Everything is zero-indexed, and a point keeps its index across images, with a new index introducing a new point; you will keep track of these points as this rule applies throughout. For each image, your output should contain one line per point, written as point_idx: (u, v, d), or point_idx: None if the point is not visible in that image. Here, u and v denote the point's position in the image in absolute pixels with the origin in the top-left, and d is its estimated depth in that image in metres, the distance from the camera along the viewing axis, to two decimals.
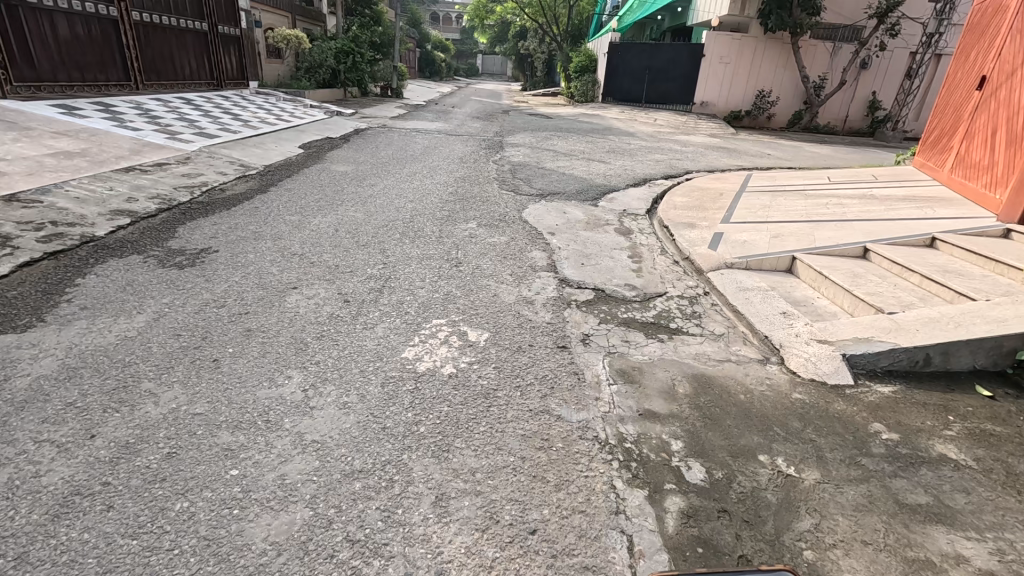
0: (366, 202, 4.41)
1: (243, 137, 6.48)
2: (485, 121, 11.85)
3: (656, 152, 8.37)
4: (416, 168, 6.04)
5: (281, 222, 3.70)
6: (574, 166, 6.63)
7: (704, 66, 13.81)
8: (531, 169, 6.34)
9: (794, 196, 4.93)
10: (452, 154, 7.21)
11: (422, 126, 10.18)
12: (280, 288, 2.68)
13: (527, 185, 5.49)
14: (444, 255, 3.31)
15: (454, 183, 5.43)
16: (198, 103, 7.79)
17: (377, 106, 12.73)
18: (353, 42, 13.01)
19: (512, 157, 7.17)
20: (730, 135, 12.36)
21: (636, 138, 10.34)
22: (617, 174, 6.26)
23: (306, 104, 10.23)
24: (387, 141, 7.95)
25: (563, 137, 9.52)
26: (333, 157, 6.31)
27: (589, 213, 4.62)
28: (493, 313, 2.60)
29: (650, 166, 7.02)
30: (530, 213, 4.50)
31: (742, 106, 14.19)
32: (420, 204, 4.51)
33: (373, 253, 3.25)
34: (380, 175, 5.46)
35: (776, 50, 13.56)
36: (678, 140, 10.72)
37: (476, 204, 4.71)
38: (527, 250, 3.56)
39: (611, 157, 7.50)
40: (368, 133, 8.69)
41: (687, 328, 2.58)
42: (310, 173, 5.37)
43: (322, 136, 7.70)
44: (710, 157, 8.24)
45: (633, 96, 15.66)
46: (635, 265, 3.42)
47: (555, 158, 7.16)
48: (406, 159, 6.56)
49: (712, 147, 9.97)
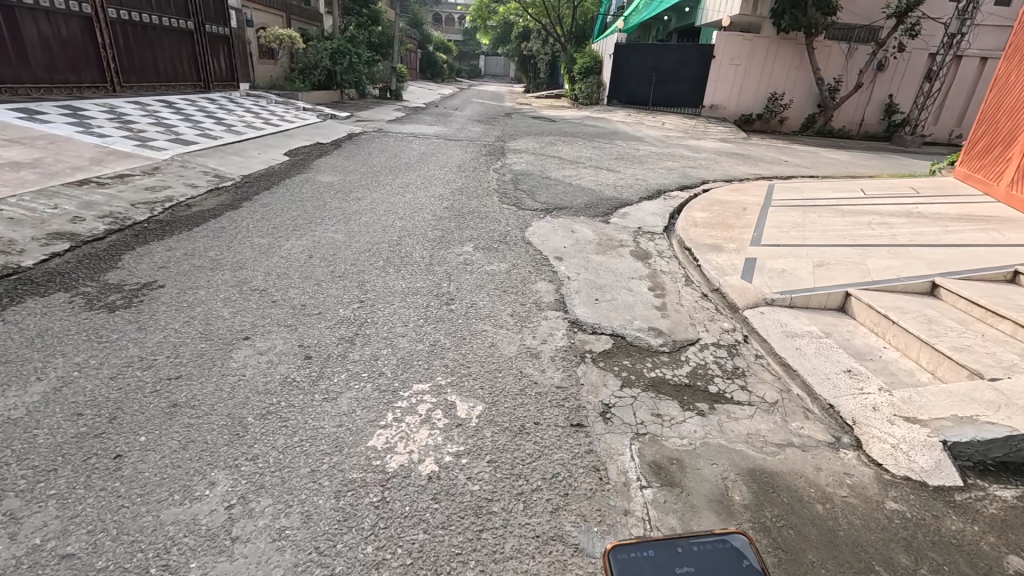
0: (349, 220, 3.92)
1: (223, 144, 6.00)
2: (486, 125, 11.38)
3: (667, 159, 7.87)
4: (410, 178, 5.56)
5: (247, 247, 3.21)
6: (581, 176, 6.13)
7: (714, 67, 13.30)
8: (534, 178, 5.84)
9: (830, 212, 4.41)
10: (450, 162, 6.72)
11: (420, 131, 9.69)
12: (228, 338, 2.18)
13: (531, 198, 5.00)
14: (433, 290, 2.81)
15: (450, 195, 4.94)
16: (180, 106, 7.32)
17: (374, 109, 12.26)
18: (349, 42, 12.52)
19: (515, 165, 6.67)
20: (742, 139, 11.84)
21: (644, 143, 9.84)
22: (628, 185, 5.76)
23: (298, 107, 9.77)
24: (381, 147, 7.47)
25: (568, 143, 9.02)
26: (320, 165, 5.83)
27: (600, 232, 4.12)
28: (490, 373, 2.09)
29: (663, 175, 6.51)
30: (533, 232, 3.99)
31: (753, 109, 13.67)
32: (409, 222, 4.02)
33: (348, 288, 2.75)
34: (369, 187, 4.97)
35: (789, 50, 13.04)
36: (689, 145, 10.21)
37: (473, 220, 4.22)
38: (531, 280, 3.06)
39: (620, 165, 6.99)
40: (362, 137, 8.21)
41: (731, 393, 2.07)
42: (291, 184, 4.88)
43: (311, 142, 7.22)
44: (725, 165, 7.73)
45: (640, 98, 15.15)
46: (659, 300, 2.91)
47: (560, 166, 6.66)
48: (399, 167, 6.06)
49: (726, 153, 9.46)
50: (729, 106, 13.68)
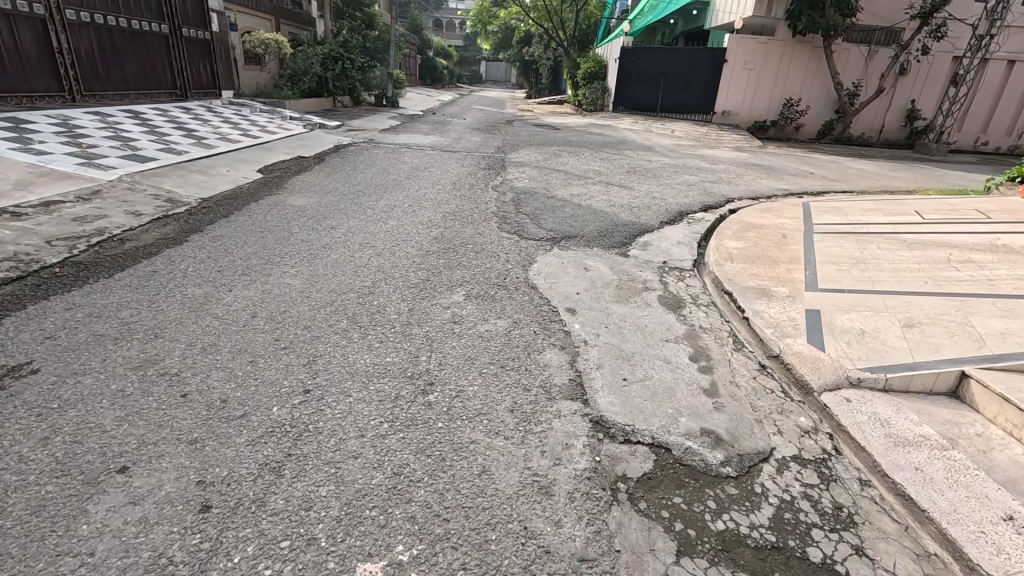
0: (316, 258, 3.24)
1: (188, 160, 5.35)
2: (486, 134, 10.73)
3: (684, 173, 7.19)
4: (396, 198, 4.89)
5: (174, 303, 2.53)
6: (590, 194, 5.44)
7: (725, 72, 12.65)
8: (539, 198, 5.17)
9: (889, 242, 3.72)
10: (443, 178, 6.05)
11: (414, 141, 9.03)
12: (94, 472, 1.49)
13: (535, 223, 4.32)
14: (407, 369, 2.11)
15: (442, 221, 4.26)
16: (148, 116, 6.67)
17: (367, 117, 11.63)
18: (342, 46, 11.88)
19: (515, 182, 6.00)
20: (757, 148, 11.17)
21: (655, 153, 9.18)
22: (644, 205, 5.07)
23: (285, 116, 9.15)
24: (369, 161, 6.81)
25: (574, 154, 8.34)
26: (296, 184, 5.16)
27: (619, 271, 3.43)
28: (478, 532, 1.39)
29: (682, 193, 5.82)
30: (539, 271, 3.30)
31: (767, 115, 13.00)
32: (389, 259, 3.33)
33: (292, 369, 2.06)
34: (346, 211, 4.30)
35: (805, 54, 12.39)
36: (703, 155, 9.53)
37: (466, 254, 3.53)
38: (537, 347, 2.37)
39: (632, 181, 6.31)
40: (350, 149, 7.56)
41: (846, 567, 1.36)
42: (256, 209, 4.21)
43: (292, 155, 6.58)
44: (747, 179, 7.04)
45: (647, 105, 14.48)
46: (707, 377, 2.21)
47: (567, 183, 5.98)
48: (386, 186, 5.39)
49: (744, 163, 8.77)
50: (742, 112, 13.01)
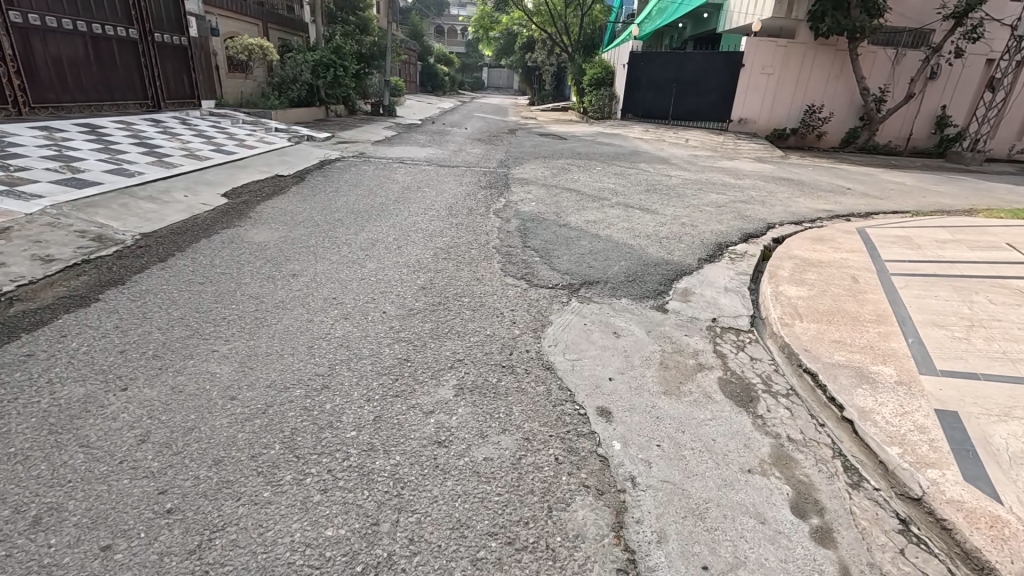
0: (262, 326, 2.46)
1: (141, 183, 4.61)
2: (488, 145, 9.99)
3: (709, 190, 6.39)
4: (381, 229, 4.13)
5: (32, 417, 1.74)
6: (608, 221, 4.66)
7: (742, 78, 11.89)
8: (549, 226, 4.40)
9: (1000, 292, 2.94)
10: (438, 200, 5.28)
11: (410, 154, 8.30)
12: None
13: (546, 263, 3.55)
14: (356, 559, 1.32)
15: (434, 262, 3.48)
16: (107, 131, 5.95)
17: (361, 128, 10.92)
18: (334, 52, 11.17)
19: (520, 204, 5.23)
20: (780, 158, 10.37)
21: (672, 166, 8.41)
22: (674, 236, 4.27)
23: (269, 130, 8.43)
24: (355, 180, 6.05)
25: (584, 169, 7.56)
26: (264, 212, 4.40)
27: (659, 337, 2.64)
28: None
29: (715, 217, 5.03)
30: (555, 341, 2.51)
31: (788, 123, 12.21)
32: (362, 324, 2.55)
33: (166, 567, 1.26)
34: (318, 250, 3.55)
35: (828, 57, 11.62)
36: (723, 167, 8.75)
37: (460, 313, 2.75)
38: (562, 497, 1.57)
39: (655, 202, 5.52)
40: (336, 165, 6.82)
41: None
42: (205, 247, 3.45)
43: (268, 174, 5.84)
44: (781, 197, 6.25)
45: (657, 113, 13.71)
46: (832, 559, 1.41)
47: (580, 205, 5.21)
48: (370, 212, 4.63)
49: (770, 177, 7.98)
50: (760, 120, 12.22)
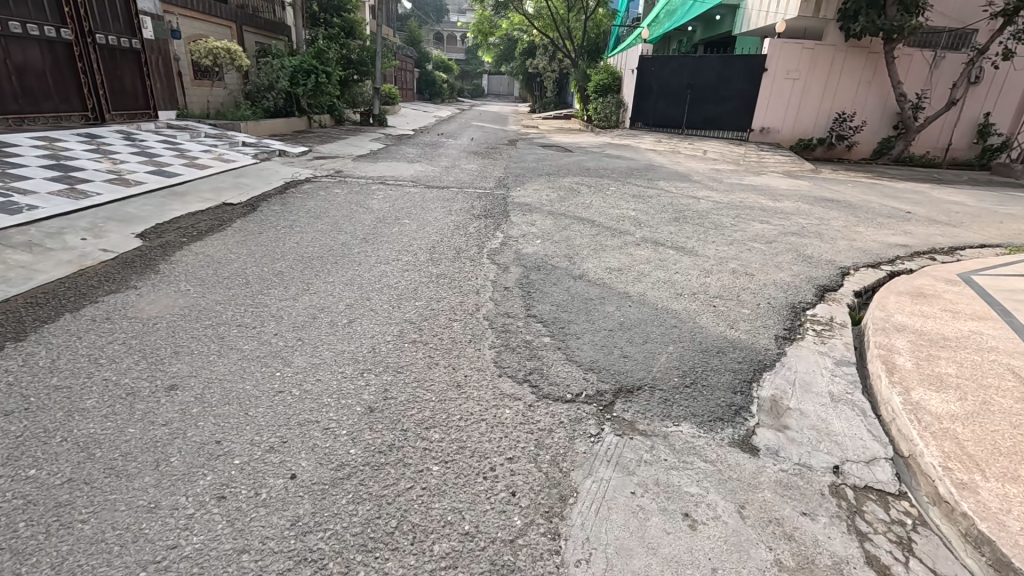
0: (51, 534, 1.35)
1: (25, 223, 3.55)
2: (484, 159, 8.94)
3: (748, 218, 5.31)
4: (332, 290, 3.04)
5: None
6: (635, 268, 3.59)
7: (765, 83, 10.86)
8: (559, 279, 3.34)
9: None
10: (417, 237, 4.21)
11: (393, 172, 7.25)
12: None
13: (557, 350, 2.45)
14: None
15: (397, 351, 2.40)
16: (18, 151, 4.90)
17: (345, 140, 9.89)
18: (315, 58, 10.17)
19: (521, 242, 4.16)
20: (811, 173, 9.31)
21: (694, 184, 7.35)
22: (727, 295, 3.18)
23: (232, 145, 7.39)
24: (321, 208, 4.98)
25: (595, 189, 6.49)
26: (183, 261, 3.34)
27: (761, 526, 1.54)
28: None
29: (770, 260, 3.94)
30: (585, 551, 1.42)
31: (815, 132, 11.15)
32: (243, 516, 1.45)
33: None
34: (229, 331, 2.46)
35: (860, 60, 10.56)
36: (752, 185, 7.68)
37: (423, 474, 1.66)
38: None
39: (688, 237, 4.44)
40: (303, 188, 5.78)
41: None
42: (61, 330, 2.37)
43: (213, 203, 4.79)
44: (836, 227, 5.17)
45: (670, 122, 12.69)
46: None
47: (597, 244, 4.13)
48: (325, 259, 3.55)
49: (808, 196, 6.93)
50: (784, 130, 11.17)
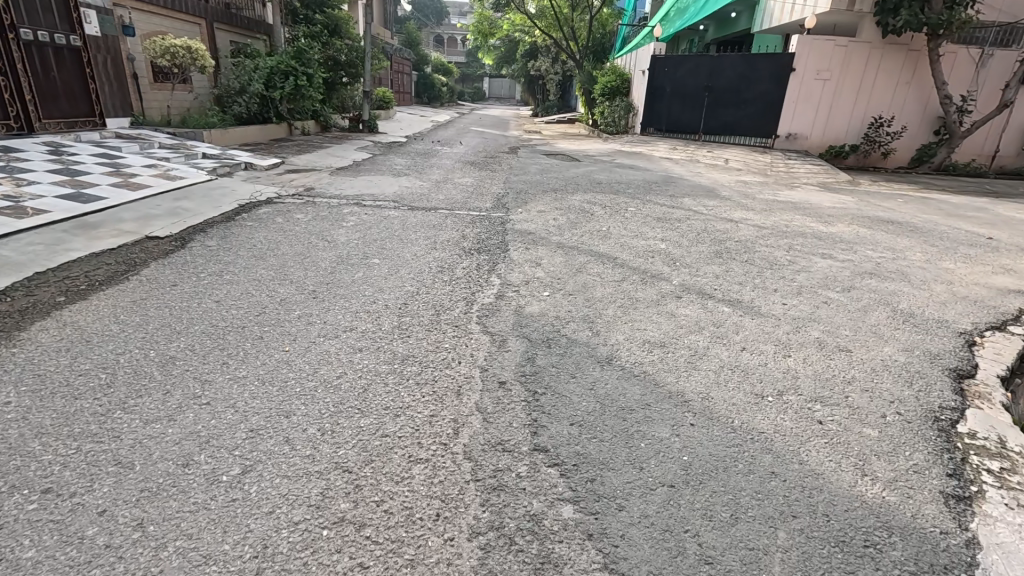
0: None
1: None
2: (482, 170, 7.92)
3: (804, 252, 4.27)
4: (234, 396, 2.01)
5: None
6: (683, 343, 2.55)
7: (792, 84, 9.88)
8: (578, 367, 2.30)
9: None
10: (385, 287, 3.19)
11: (374, 188, 6.24)
12: None
13: (585, 544, 1.42)
14: None
15: (303, 556, 1.36)
16: None
17: (327, 150, 8.87)
18: (294, 58, 9.18)
19: (522, 296, 3.12)
20: (849, 185, 8.27)
21: (724, 201, 6.32)
22: (831, 398, 2.13)
23: (188, 159, 6.38)
24: (271, 242, 3.97)
25: (611, 211, 5.45)
26: (35, 342, 2.31)
27: None
28: None
29: (861, 323, 2.90)
30: None
31: (847, 138, 10.12)
32: None
33: None
34: (16, 510, 1.43)
35: (898, 58, 9.54)
36: (790, 202, 6.64)
37: None
38: None
39: (739, 285, 3.41)
40: (259, 213, 4.77)
41: None
42: None
43: (131, 238, 3.78)
44: (918, 263, 4.12)
45: (685, 127, 11.68)
46: None
47: (624, 297, 3.11)
48: (246, 331, 2.53)
49: (861, 216, 5.90)
50: (812, 135, 10.17)
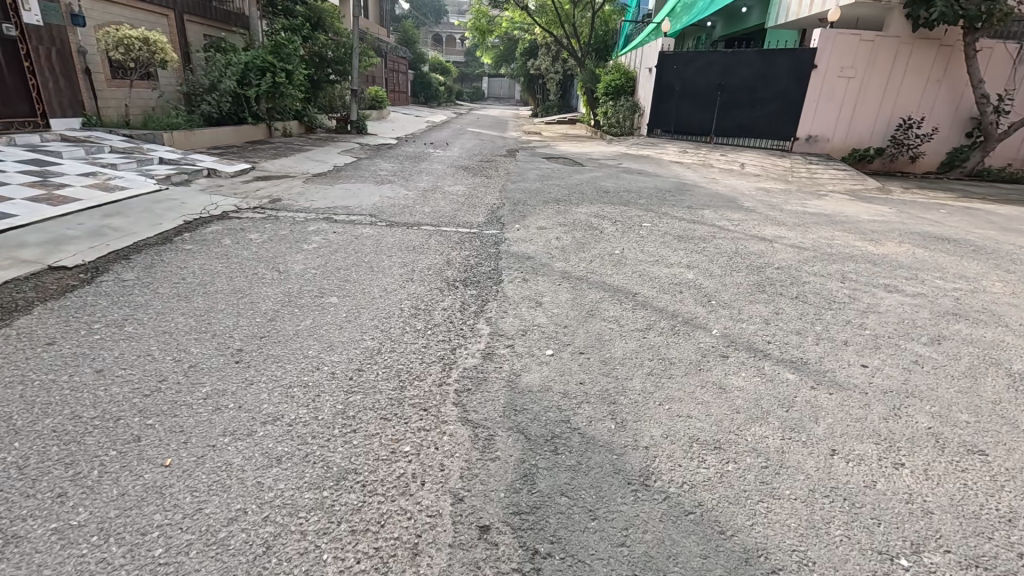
0: None
1: None
2: (475, 177, 7.15)
3: (862, 283, 3.50)
4: (45, 575, 1.24)
5: None
6: (745, 446, 1.78)
7: (813, 82, 9.13)
8: (600, 499, 1.54)
9: None
10: (337, 343, 2.43)
11: (351, 199, 5.47)
12: None
13: None
14: None
15: None
16: None
17: (307, 154, 8.10)
18: (272, 52, 8.41)
19: (517, 358, 2.35)
20: (880, 193, 7.51)
21: (748, 214, 5.56)
22: (995, 560, 1.36)
23: (139, 166, 5.60)
24: (207, 273, 3.20)
25: (623, 226, 4.70)
26: None
27: None
28: None
29: (979, 401, 2.12)
30: None
31: (872, 140, 9.38)
32: None
33: None
34: None
35: (929, 55, 8.77)
36: (822, 214, 5.89)
37: None
38: None
39: (797, 336, 2.65)
40: (205, 231, 4.01)
41: None
42: None
43: (28, 268, 3.02)
44: (1004, 298, 3.35)
45: (696, 129, 10.94)
46: None
47: (653, 359, 2.34)
48: (118, 425, 1.77)
49: (908, 232, 5.14)
50: (834, 138, 9.44)
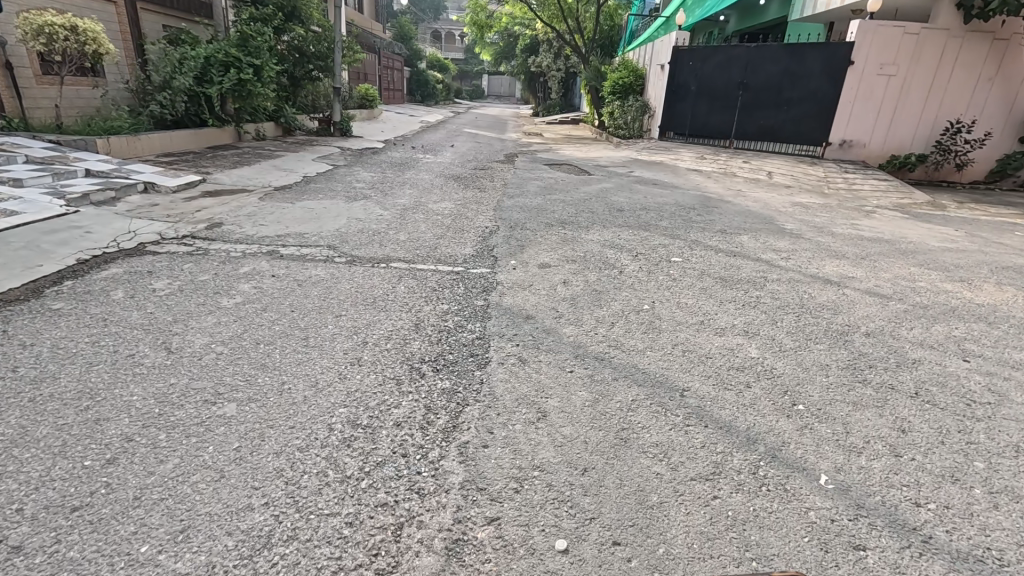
0: None
1: None
2: (466, 190, 6.14)
3: (996, 363, 2.49)
4: None
5: None
6: None
7: (849, 80, 8.12)
8: None
9: None
10: (200, 525, 1.43)
11: (310, 221, 4.47)
12: None
13: None
14: None
15: None
16: None
17: (275, 161, 7.09)
18: (237, 45, 7.40)
19: (504, 561, 1.35)
20: (934, 209, 6.51)
21: (795, 240, 4.56)
22: None
23: (54, 181, 4.60)
24: (57, 356, 2.20)
25: (648, 263, 3.70)
26: None
27: None
28: None
29: None
30: None
31: (913, 146, 8.38)
32: None
33: None
34: None
35: (981, 49, 7.73)
36: (882, 239, 4.88)
37: None
38: None
39: (959, 491, 1.64)
40: (96, 277, 3.02)
41: None
42: None
43: None
44: None
45: (714, 132, 9.95)
46: None
47: (744, 566, 1.34)
48: None
49: (1000, 266, 4.13)
50: (871, 143, 8.44)
